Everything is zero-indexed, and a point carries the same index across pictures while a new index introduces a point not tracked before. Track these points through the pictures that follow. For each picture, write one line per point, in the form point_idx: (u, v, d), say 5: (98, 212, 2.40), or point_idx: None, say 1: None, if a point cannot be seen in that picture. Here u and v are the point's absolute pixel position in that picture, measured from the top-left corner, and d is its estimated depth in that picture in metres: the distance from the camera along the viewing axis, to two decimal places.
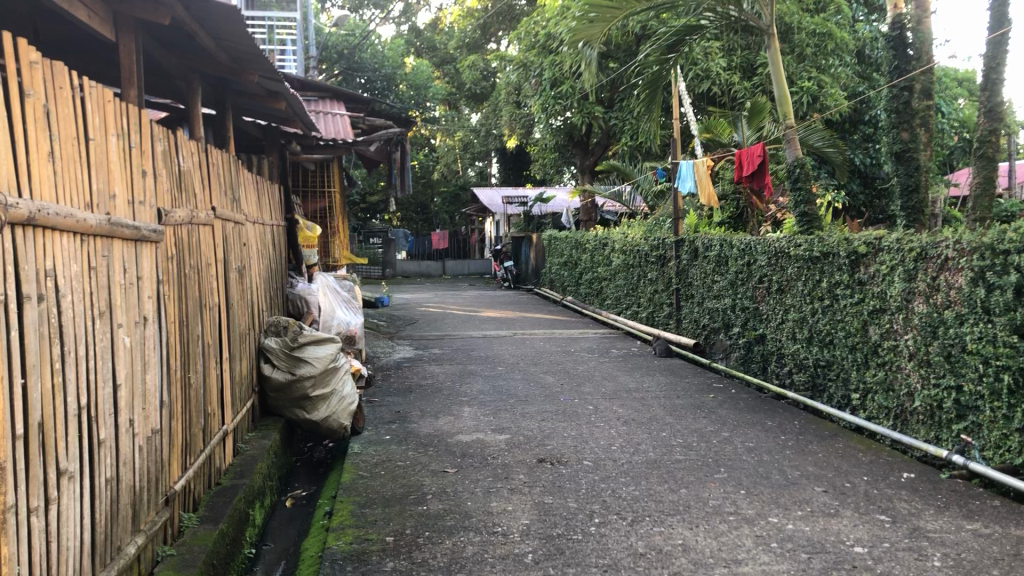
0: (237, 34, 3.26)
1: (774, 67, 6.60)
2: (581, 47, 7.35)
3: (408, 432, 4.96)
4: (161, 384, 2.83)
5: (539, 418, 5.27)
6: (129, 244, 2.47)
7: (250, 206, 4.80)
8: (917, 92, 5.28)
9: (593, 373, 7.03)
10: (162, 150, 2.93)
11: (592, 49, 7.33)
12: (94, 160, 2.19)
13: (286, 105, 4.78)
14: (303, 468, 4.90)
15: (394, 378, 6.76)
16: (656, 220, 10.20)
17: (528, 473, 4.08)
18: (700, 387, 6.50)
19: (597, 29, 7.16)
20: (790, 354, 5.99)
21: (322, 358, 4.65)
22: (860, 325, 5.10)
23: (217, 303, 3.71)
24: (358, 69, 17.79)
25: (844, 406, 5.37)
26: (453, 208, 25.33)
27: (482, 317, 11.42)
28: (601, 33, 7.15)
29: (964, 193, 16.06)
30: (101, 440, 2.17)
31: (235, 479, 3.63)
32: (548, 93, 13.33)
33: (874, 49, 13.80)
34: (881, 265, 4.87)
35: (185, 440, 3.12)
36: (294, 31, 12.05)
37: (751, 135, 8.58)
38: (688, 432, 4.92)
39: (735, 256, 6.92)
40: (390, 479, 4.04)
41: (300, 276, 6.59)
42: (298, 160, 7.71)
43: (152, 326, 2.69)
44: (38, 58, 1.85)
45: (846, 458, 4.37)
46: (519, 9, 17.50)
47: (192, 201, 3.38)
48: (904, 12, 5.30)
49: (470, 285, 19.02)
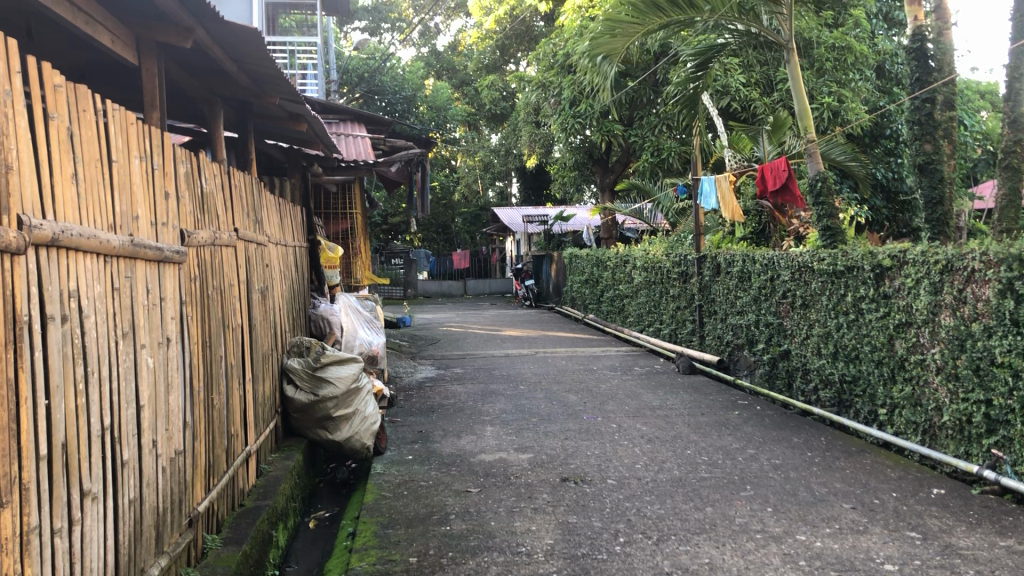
0: (258, 57, 3.29)
1: (795, 82, 6.58)
2: (600, 62, 7.36)
3: (430, 451, 4.95)
4: (185, 406, 2.84)
5: (562, 437, 5.24)
6: (152, 265, 2.48)
7: (272, 227, 4.83)
8: (939, 104, 5.22)
9: (615, 390, 7.00)
10: (184, 173, 2.95)
11: (610, 65, 7.34)
12: (117, 181, 2.21)
13: (307, 127, 4.80)
14: (326, 489, 4.90)
15: (416, 398, 6.76)
16: (678, 237, 10.17)
17: (551, 492, 4.05)
18: (725, 404, 6.44)
19: (618, 44, 7.18)
20: (816, 370, 5.93)
21: (344, 379, 4.65)
22: (886, 340, 5.04)
23: (239, 324, 3.73)
24: (378, 92, 17.91)
25: (871, 422, 5.30)
26: (475, 227, 25.39)
27: (504, 336, 11.40)
28: (622, 48, 7.17)
29: (988, 205, 15.91)
30: (123, 461, 2.17)
31: (258, 501, 3.63)
32: (567, 112, 13.36)
33: (894, 64, 13.75)
34: (906, 279, 4.82)
35: (208, 461, 3.12)
36: (315, 56, 12.17)
37: (773, 150, 8.57)
38: (713, 449, 4.87)
39: (758, 272, 6.88)
40: (413, 499, 4.02)
41: (323, 297, 6.61)
42: (321, 181, 7.76)
43: (175, 347, 2.70)
44: (62, 81, 1.87)
45: (874, 474, 4.30)
46: (537, 30, 17.52)
47: (215, 223, 3.41)
48: (924, 24, 5.24)
49: (492, 305, 19.03)
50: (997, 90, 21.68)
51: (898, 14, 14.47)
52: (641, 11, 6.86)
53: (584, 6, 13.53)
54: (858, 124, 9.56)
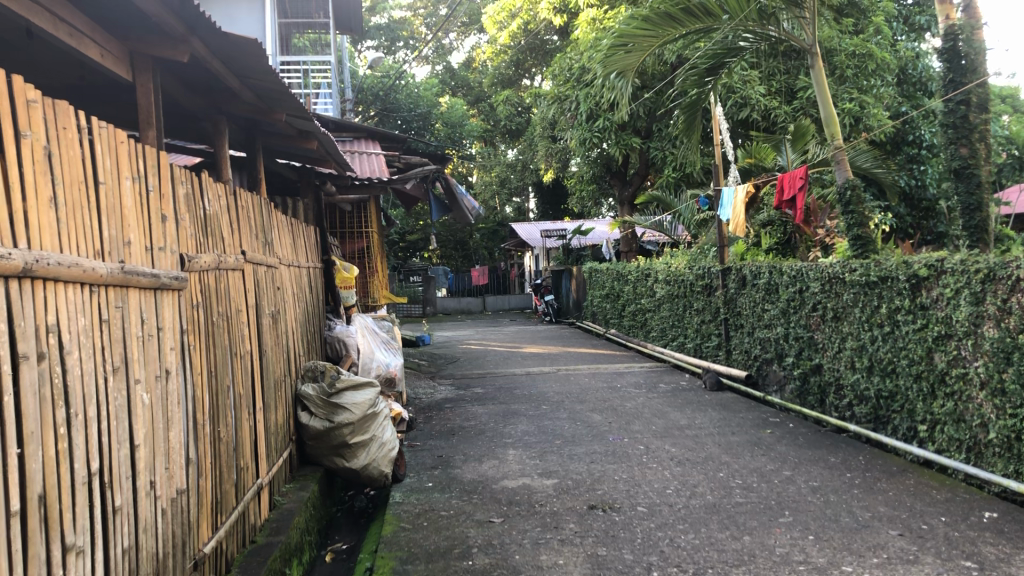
0: (261, 71, 3.15)
1: (819, 88, 6.37)
2: (615, 80, 7.17)
3: (451, 478, 4.76)
4: (188, 442, 2.67)
5: (588, 460, 5.04)
6: (146, 293, 2.32)
7: (283, 247, 4.68)
8: (974, 106, 4.98)
9: (641, 410, 6.77)
10: (184, 194, 2.80)
11: (625, 81, 7.15)
12: (104, 205, 2.05)
13: (317, 144, 4.66)
14: (344, 519, 4.72)
15: (436, 420, 6.57)
16: (701, 249, 9.94)
17: (578, 521, 3.85)
18: (755, 422, 6.22)
19: (634, 59, 7.00)
20: (850, 385, 5.70)
21: (359, 404, 4.47)
22: (924, 353, 4.81)
23: (248, 351, 3.56)
24: (394, 109, 17.80)
25: (911, 439, 5.06)
26: (493, 243, 25.20)
27: (524, 354, 11.20)
28: (638, 62, 7.00)
29: (1014, 211, 15.57)
30: (116, 508, 2.00)
31: (271, 537, 3.45)
32: (585, 127, 13.19)
33: (917, 67, 13.49)
34: (944, 288, 4.59)
35: (215, 498, 2.95)
36: (329, 74, 12.05)
37: (796, 158, 8.38)
38: (747, 471, 4.66)
39: (785, 284, 6.66)
40: (433, 531, 3.83)
41: (339, 318, 6.46)
42: (334, 201, 7.62)
43: (175, 379, 2.54)
44: (36, 97, 1.71)
45: (920, 497, 4.07)
46: (552, 44, 17.34)
47: (220, 245, 3.25)
48: (956, 23, 5.03)
49: (512, 321, 18.83)
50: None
51: (917, 19, 14.24)
52: (657, 23, 6.70)
53: (598, 19, 13.38)
54: (881, 131, 9.29)
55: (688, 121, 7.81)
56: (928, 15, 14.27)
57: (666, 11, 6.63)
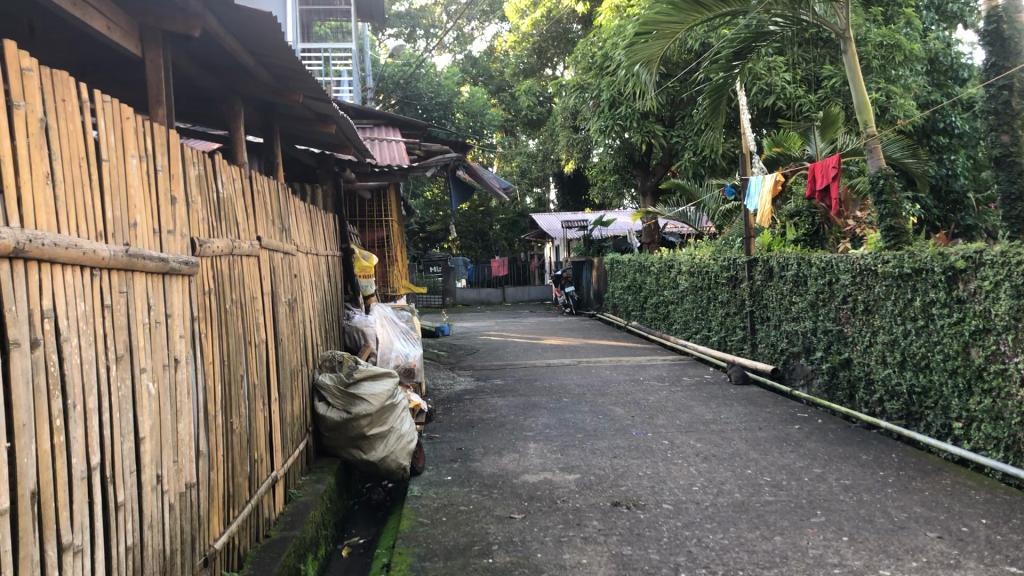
0: (276, 46, 3.04)
1: (852, 73, 6.18)
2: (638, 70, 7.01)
3: (471, 471, 4.65)
4: (199, 434, 2.57)
5: (611, 455, 4.91)
6: (154, 278, 2.21)
7: (301, 234, 4.57)
8: (1017, 92, 4.79)
9: (665, 403, 6.63)
10: (195, 176, 2.69)
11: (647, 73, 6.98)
12: (108, 183, 1.94)
13: (337, 128, 4.55)
14: (361, 512, 4.63)
15: (456, 412, 6.46)
16: (726, 240, 9.76)
17: (602, 518, 3.73)
18: (783, 416, 6.07)
19: (657, 47, 6.84)
20: (881, 380, 5.54)
21: (377, 395, 4.35)
22: (960, 347, 4.64)
23: (263, 340, 3.46)
24: (415, 97, 17.67)
25: (946, 437, 4.89)
26: (513, 233, 25.02)
27: (545, 345, 11.06)
28: (662, 52, 6.85)
29: None
30: (119, 504, 1.90)
31: (285, 531, 3.35)
32: (607, 114, 12.90)
33: (947, 56, 13.25)
34: (983, 281, 4.42)
35: (228, 490, 2.85)
36: (350, 62, 11.93)
37: (825, 147, 8.19)
38: (776, 469, 4.51)
39: (814, 275, 6.49)
40: (452, 526, 3.72)
41: (358, 308, 6.35)
42: (353, 188, 7.50)
43: (185, 368, 2.43)
44: (31, 66, 1.60)
45: (958, 497, 3.91)
46: (574, 33, 17.11)
47: (234, 231, 3.15)
48: (1000, 4, 4.81)
49: (532, 313, 18.70)
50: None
51: (948, 7, 13.92)
52: (681, 8, 6.53)
53: (621, 6, 13.14)
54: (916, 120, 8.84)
55: (714, 105, 7.63)
56: (960, 3, 13.95)
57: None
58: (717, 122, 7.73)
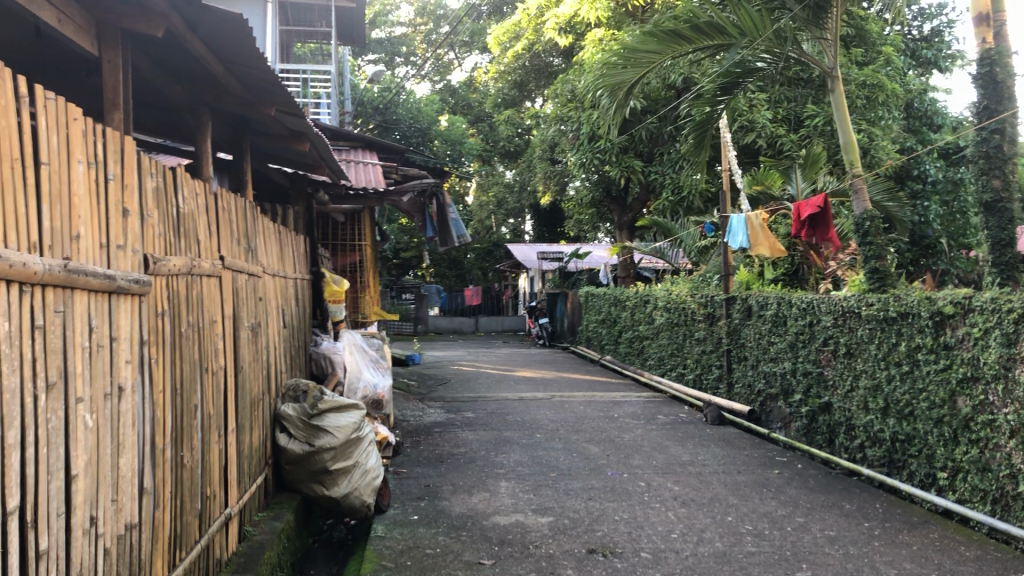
0: (247, 53, 2.87)
1: (839, 112, 6.08)
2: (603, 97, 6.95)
3: (439, 511, 4.43)
4: (143, 470, 2.34)
5: (586, 497, 4.71)
6: (98, 296, 2.00)
7: (269, 255, 4.35)
8: (1010, 137, 4.69)
9: (640, 443, 6.44)
10: (153, 188, 2.49)
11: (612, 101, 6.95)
12: (47, 189, 1.74)
13: (310, 146, 4.37)
14: (321, 551, 4.38)
15: (424, 445, 6.24)
16: (703, 277, 9.64)
17: (576, 567, 3.52)
18: (761, 460, 5.91)
19: (630, 76, 6.80)
20: (862, 426, 5.40)
21: (343, 428, 4.14)
22: (947, 396, 4.50)
23: (222, 367, 3.24)
24: (393, 123, 17.54)
25: (929, 486, 4.74)
26: (487, 263, 24.84)
27: (517, 377, 10.85)
28: (635, 79, 6.79)
29: None
30: (41, 551, 1.68)
31: (237, 574, 3.10)
32: (587, 148, 12.86)
33: (923, 103, 13.41)
34: (972, 328, 4.29)
35: (175, 531, 2.61)
36: (329, 84, 11.75)
37: (806, 187, 8.11)
38: (757, 516, 4.33)
39: (794, 316, 6.35)
40: (417, 572, 3.49)
41: (326, 334, 6.12)
42: (326, 211, 7.29)
43: (130, 397, 2.21)
44: None
45: (947, 553, 3.75)
46: (556, 66, 17.02)
47: (194, 249, 2.93)
48: (992, 47, 4.72)
49: (504, 343, 18.49)
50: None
51: (925, 53, 14.04)
52: (661, 38, 6.47)
53: (605, 39, 13.07)
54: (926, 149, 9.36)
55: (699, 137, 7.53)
56: (935, 50, 14.09)
57: (673, 28, 6.41)
58: (702, 154, 7.61)
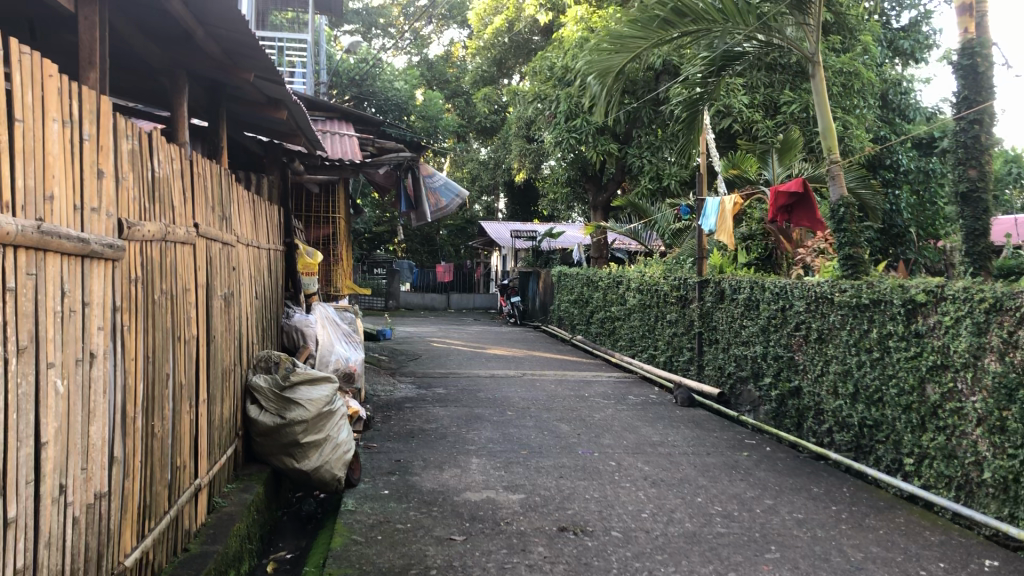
0: (227, 15, 2.81)
1: (819, 98, 6.09)
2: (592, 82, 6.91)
3: (409, 486, 4.41)
4: (113, 438, 2.29)
5: (557, 475, 4.71)
6: (71, 259, 1.95)
7: (243, 224, 4.29)
8: (989, 127, 4.72)
9: (610, 422, 6.46)
10: (128, 151, 2.42)
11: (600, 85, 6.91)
12: (20, 147, 1.68)
13: (288, 114, 4.31)
14: (290, 524, 4.35)
15: (395, 420, 6.21)
16: (676, 259, 9.66)
17: (547, 545, 3.52)
18: (730, 442, 5.95)
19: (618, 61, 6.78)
20: (831, 411, 5.45)
21: (315, 401, 4.10)
22: (916, 383, 4.54)
23: (194, 336, 3.19)
24: (368, 96, 17.37)
25: (896, 472, 4.80)
26: (460, 239, 24.77)
27: (488, 355, 10.84)
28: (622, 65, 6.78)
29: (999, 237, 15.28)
30: (8, 520, 1.64)
31: (206, 545, 3.06)
32: (562, 127, 12.74)
33: (898, 93, 13.49)
34: (943, 316, 4.33)
35: (144, 501, 2.57)
36: (305, 53, 11.58)
37: (782, 172, 8.15)
38: (727, 498, 4.36)
39: (767, 301, 6.38)
40: (388, 546, 3.47)
41: (298, 306, 6.05)
42: (300, 181, 7.19)
43: (102, 364, 2.16)
44: None
45: (913, 537, 3.80)
46: (535, 43, 16.91)
47: (168, 215, 2.87)
48: (974, 38, 4.74)
49: (475, 321, 18.47)
50: (1018, 155, 21.27)
51: (902, 44, 14.09)
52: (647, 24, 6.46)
53: (586, 17, 12.98)
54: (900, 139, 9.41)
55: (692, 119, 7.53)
56: (913, 40, 14.11)
57: (660, 15, 6.37)
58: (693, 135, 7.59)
